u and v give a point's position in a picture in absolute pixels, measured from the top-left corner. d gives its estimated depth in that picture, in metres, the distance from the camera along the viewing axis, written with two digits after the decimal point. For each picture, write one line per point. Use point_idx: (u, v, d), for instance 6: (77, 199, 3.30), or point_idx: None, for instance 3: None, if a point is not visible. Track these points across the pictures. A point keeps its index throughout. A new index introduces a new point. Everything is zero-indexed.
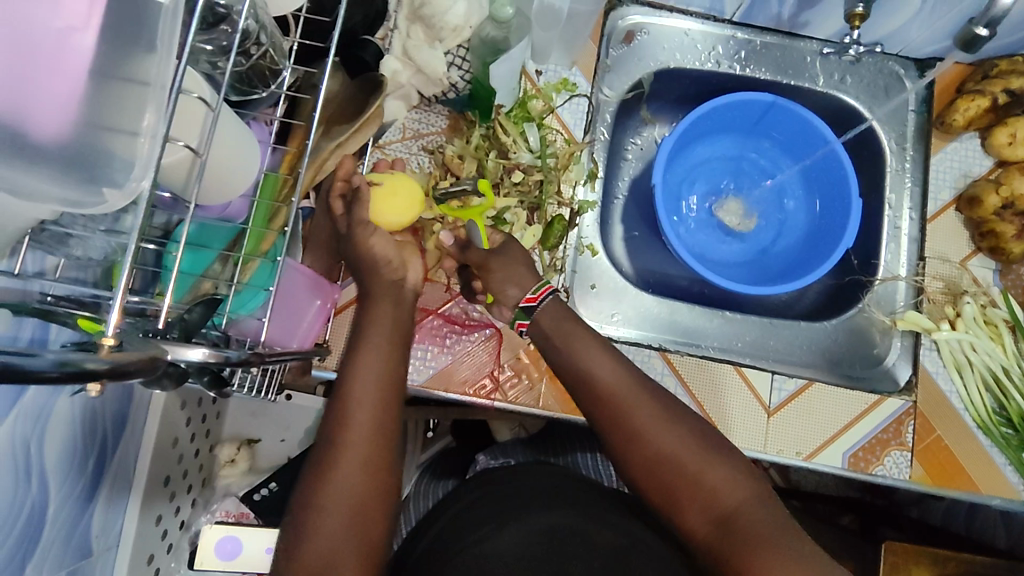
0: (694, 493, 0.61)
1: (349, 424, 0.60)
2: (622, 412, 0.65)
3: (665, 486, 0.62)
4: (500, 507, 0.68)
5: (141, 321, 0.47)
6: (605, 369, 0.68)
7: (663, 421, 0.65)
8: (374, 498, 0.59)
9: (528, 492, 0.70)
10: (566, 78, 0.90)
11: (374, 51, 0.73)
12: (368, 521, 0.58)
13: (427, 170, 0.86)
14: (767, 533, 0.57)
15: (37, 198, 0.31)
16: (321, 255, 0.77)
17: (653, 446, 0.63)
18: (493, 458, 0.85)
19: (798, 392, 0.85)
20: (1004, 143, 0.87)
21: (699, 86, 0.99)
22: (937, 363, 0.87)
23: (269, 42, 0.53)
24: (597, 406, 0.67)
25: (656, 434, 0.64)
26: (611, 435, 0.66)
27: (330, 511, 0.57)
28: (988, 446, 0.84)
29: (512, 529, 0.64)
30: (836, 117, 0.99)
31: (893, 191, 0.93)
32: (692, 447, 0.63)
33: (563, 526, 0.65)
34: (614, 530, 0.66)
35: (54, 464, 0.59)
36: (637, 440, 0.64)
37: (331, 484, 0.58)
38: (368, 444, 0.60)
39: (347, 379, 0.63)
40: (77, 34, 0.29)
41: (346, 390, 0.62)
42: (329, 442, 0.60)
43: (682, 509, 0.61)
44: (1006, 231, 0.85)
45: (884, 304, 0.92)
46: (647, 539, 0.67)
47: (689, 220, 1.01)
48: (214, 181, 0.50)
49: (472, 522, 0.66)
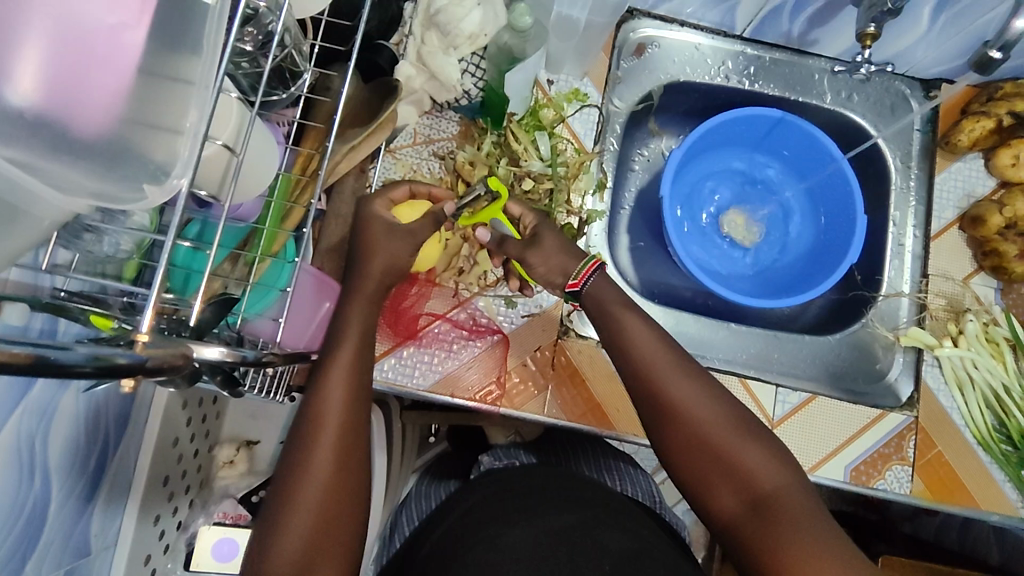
0: (728, 475, 0.62)
1: (317, 428, 0.59)
2: (660, 390, 0.65)
3: (699, 467, 0.64)
4: (510, 506, 0.68)
5: (175, 319, 0.47)
6: (647, 344, 0.68)
7: (705, 400, 0.65)
8: (342, 504, 0.58)
9: (537, 495, 0.70)
10: (577, 88, 0.91)
11: (388, 56, 0.74)
12: (334, 526, 0.58)
13: (438, 176, 0.87)
14: (798, 519, 0.58)
15: (71, 192, 0.31)
16: (330, 257, 0.77)
17: (690, 426, 0.64)
18: (496, 459, 0.83)
19: (801, 406, 0.86)
20: (1007, 164, 0.88)
21: (706, 100, 1.00)
22: (939, 380, 0.88)
23: (291, 43, 0.54)
24: (636, 381, 0.67)
25: (695, 414, 0.64)
26: (649, 412, 0.67)
27: (296, 516, 0.56)
28: (988, 463, 0.85)
29: (524, 528, 0.65)
30: (841, 134, 1.00)
31: (898, 208, 0.94)
32: (730, 430, 0.64)
33: (574, 527, 0.65)
34: (623, 533, 0.67)
35: (56, 461, 0.58)
36: (676, 418, 0.65)
37: (297, 488, 0.57)
38: (336, 449, 0.59)
39: (319, 385, 0.61)
40: (129, 31, 0.30)
41: (315, 395, 0.61)
42: (297, 450, 0.59)
43: (714, 491, 0.63)
44: (1008, 250, 0.87)
45: (887, 320, 0.93)
46: (656, 543, 0.68)
47: (696, 233, 1.01)
48: (248, 180, 0.51)
49: (480, 521, 0.66)
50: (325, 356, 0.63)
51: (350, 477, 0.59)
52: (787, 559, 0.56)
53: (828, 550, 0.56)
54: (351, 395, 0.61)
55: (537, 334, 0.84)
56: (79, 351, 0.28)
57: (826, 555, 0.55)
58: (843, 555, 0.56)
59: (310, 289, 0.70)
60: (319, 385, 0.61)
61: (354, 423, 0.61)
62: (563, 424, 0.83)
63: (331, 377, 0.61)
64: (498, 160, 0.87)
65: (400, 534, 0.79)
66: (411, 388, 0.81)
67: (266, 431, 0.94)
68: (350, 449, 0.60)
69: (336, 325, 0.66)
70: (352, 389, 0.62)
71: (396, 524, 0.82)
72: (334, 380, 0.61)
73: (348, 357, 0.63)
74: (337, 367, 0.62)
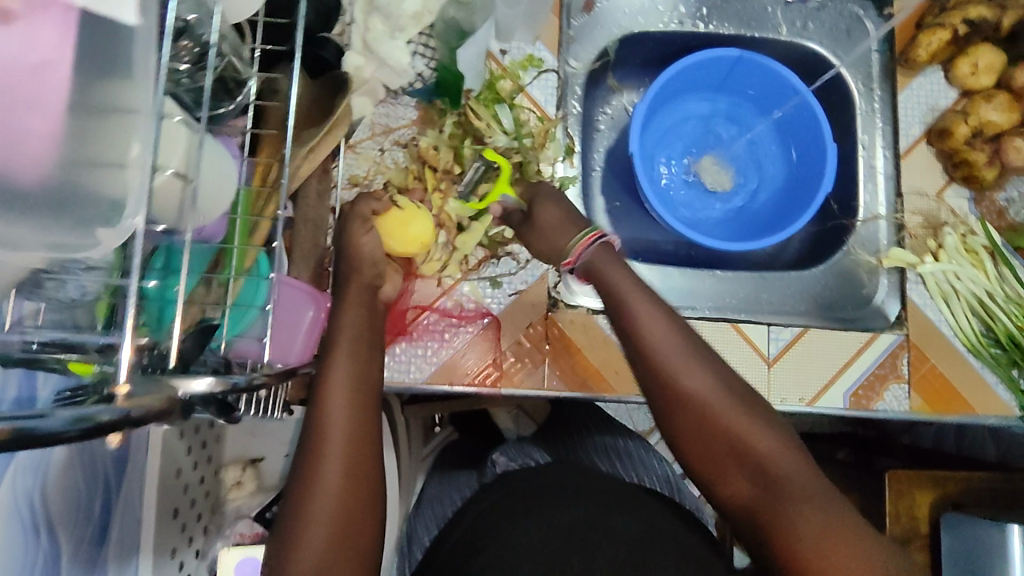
0: (735, 457, 0.62)
1: (324, 451, 0.58)
2: (671, 372, 0.64)
3: (709, 450, 0.63)
4: (524, 511, 0.69)
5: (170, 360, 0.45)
6: (652, 325, 0.65)
7: (714, 383, 0.64)
8: (351, 525, 0.58)
9: (545, 497, 0.71)
10: (531, 54, 0.88)
11: (334, 49, 0.71)
12: (346, 548, 0.57)
13: (403, 164, 0.84)
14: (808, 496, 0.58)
15: (21, 246, 0.29)
16: (305, 266, 0.75)
17: (699, 407, 0.63)
18: (510, 460, 0.88)
19: (794, 340, 0.86)
20: (967, 73, 0.89)
21: (663, 48, 0.98)
22: (924, 295, 0.89)
23: (230, 49, 0.52)
24: (643, 367, 0.65)
25: (706, 397, 0.63)
26: (659, 396, 0.64)
27: (310, 538, 0.56)
28: (980, 368, 0.86)
29: (534, 527, 0.66)
30: (801, 65, 1.00)
31: (865, 132, 0.94)
32: (739, 411, 0.63)
33: (583, 523, 0.66)
34: (635, 523, 0.68)
35: (61, 516, 0.57)
36: (684, 401, 0.63)
37: (307, 507, 0.57)
38: (346, 468, 0.58)
39: (319, 410, 0.60)
40: (54, 67, 0.28)
41: (314, 418, 0.60)
42: (303, 475, 0.58)
43: (725, 471, 0.63)
44: (977, 159, 0.87)
45: (868, 244, 0.93)
46: (665, 526, 0.70)
47: (668, 184, 1.01)
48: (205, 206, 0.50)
49: (496, 526, 0.68)
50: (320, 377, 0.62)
51: (361, 499, 0.59)
52: (802, 556, 0.56)
53: (851, 548, 0.55)
54: (353, 419, 0.61)
55: (527, 312, 0.83)
56: (60, 416, 0.27)
57: (846, 553, 0.54)
58: (864, 543, 0.55)
59: (291, 302, 0.69)
60: (318, 397, 0.61)
61: (363, 442, 0.60)
62: (565, 396, 0.83)
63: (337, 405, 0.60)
64: (462, 141, 0.85)
65: (419, 544, 0.82)
66: (410, 383, 0.80)
67: (268, 446, 0.94)
68: (361, 471, 0.59)
69: (326, 340, 0.66)
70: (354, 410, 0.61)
71: (412, 533, 0.85)
72: (339, 396, 0.61)
73: (351, 376, 0.63)
74: (333, 382, 0.62)
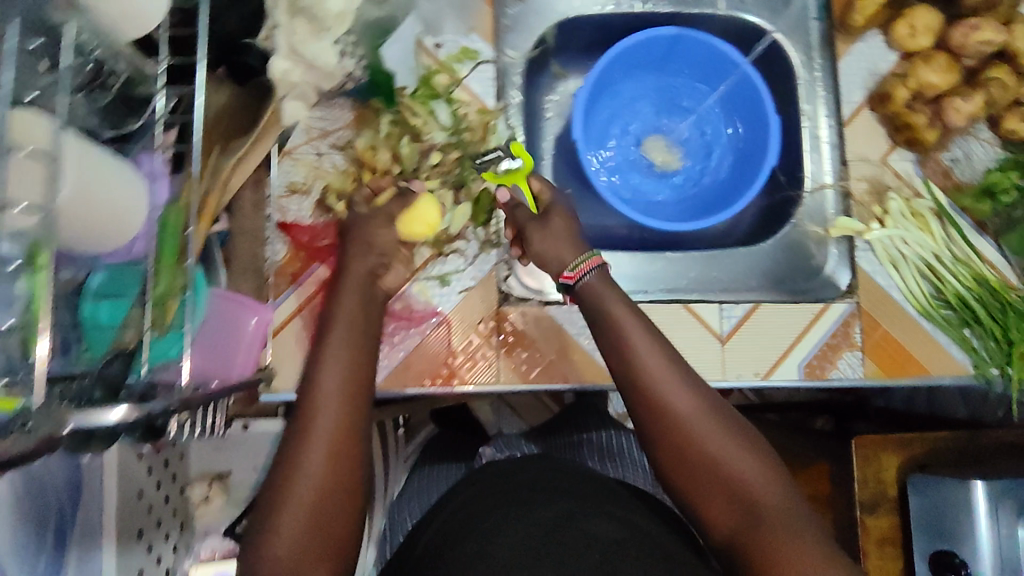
0: (720, 487, 0.58)
1: (309, 438, 0.52)
2: (657, 389, 0.60)
3: (692, 476, 0.59)
4: (501, 504, 0.68)
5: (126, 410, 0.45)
6: (637, 337, 0.62)
7: (702, 407, 0.60)
8: (329, 527, 0.51)
9: (523, 496, 0.69)
10: (465, 46, 0.87)
11: (258, 53, 0.67)
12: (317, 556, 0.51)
13: (342, 167, 0.83)
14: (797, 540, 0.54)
15: None
16: (248, 278, 0.75)
17: (684, 429, 0.59)
18: (499, 450, 0.86)
19: (746, 316, 0.86)
20: (905, 35, 0.88)
21: (604, 30, 0.98)
22: (874, 261, 0.89)
23: (125, 63, 0.52)
24: (627, 380, 0.62)
25: (692, 420, 0.59)
26: (642, 411, 0.61)
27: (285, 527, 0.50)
28: (931, 330, 0.86)
29: (516, 526, 0.63)
30: (739, 37, 0.99)
31: (808, 102, 0.95)
32: (726, 439, 0.59)
33: (563, 517, 0.64)
34: (617, 519, 0.66)
35: (10, 548, 0.56)
36: (668, 421, 0.59)
37: (285, 495, 0.51)
38: (331, 461, 0.51)
39: (313, 386, 0.54)
40: None
41: (310, 395, 0.54)
42: (280, 468, 0.52)
43: (707, 500, 0.59)
44: (919, 121, 0.87)
45: (815, 216, 0.95)
46: (650, 527, 0.68)
47: (618, 168, 1.00)
48: (97, 227, 0.47)
49: (472, 521, 0.67)
50: (321, 350, 0.56)
51: (343, 501, 0.52)
52: None
53: None
54: (349, 409, 0.53)
55: (479, 307, 0.83)
56: None
57: None
58: None
59: (235, 316, 0.68)
60: (308, 381, 0.54)
61: (352, 435, 0.53)
62: (517, 390, 0.83)
63: (329, 386, 0.54)
64: (400, 139, 0.84)
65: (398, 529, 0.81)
66: None
67: (235, 460, 0.95)
68: (350, 463, 0.52)
69: (324, 319, 0.60)
70: (351, 395, 0.54)
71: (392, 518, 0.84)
72: (327, 395, 0.53)
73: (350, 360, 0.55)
74: (330, 366, 0.55)
